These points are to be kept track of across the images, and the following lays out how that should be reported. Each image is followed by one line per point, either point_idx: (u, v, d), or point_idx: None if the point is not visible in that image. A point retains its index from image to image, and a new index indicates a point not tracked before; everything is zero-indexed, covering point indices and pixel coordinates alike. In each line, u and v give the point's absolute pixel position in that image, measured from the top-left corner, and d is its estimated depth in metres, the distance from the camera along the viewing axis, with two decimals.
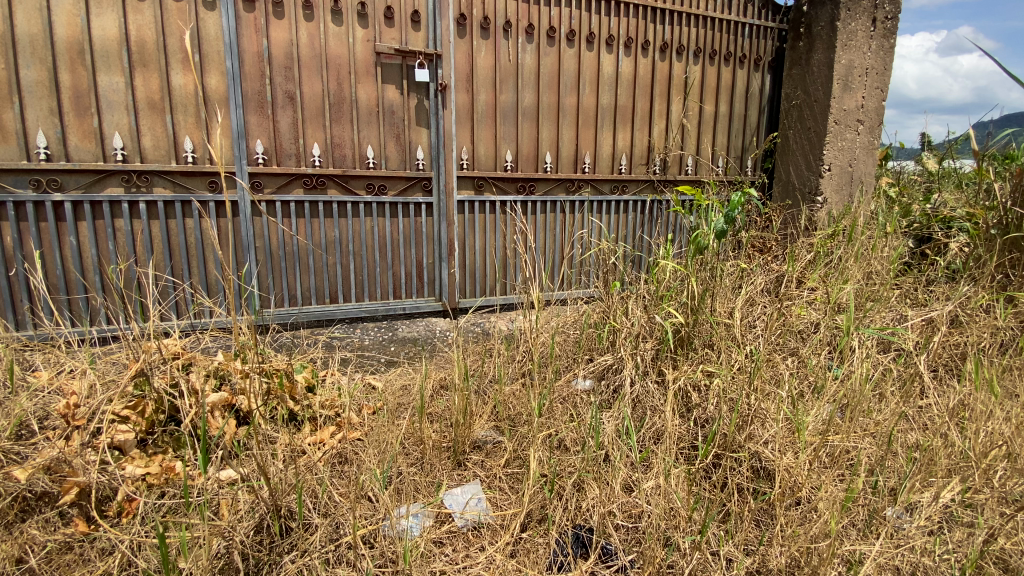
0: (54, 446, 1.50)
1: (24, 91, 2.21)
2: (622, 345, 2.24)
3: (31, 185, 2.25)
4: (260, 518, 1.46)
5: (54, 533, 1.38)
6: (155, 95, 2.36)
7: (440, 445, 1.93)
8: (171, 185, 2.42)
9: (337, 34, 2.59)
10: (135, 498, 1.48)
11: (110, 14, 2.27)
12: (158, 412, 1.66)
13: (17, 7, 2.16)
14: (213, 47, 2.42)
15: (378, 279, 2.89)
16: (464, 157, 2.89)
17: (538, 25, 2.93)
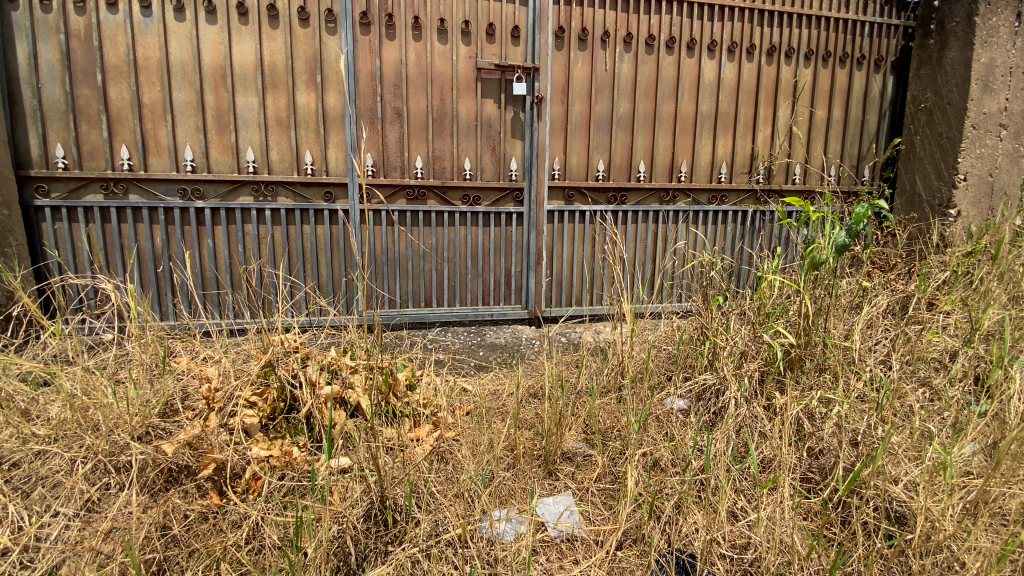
0: (195, 425, 1.67)
1: (176, 110, 2.52)
2: (724, 364, 2.10)
3: (179, 193, 2.56)
4: (370, 507, 1.55)
5: (193, 503, 1.54)
6: (282, 113, 2.62)
7: (533, 453, 1.93)
8: (293, 195, 2.67)
9: (442, 52, 2.72)
10: (261, 477, 1.61)
11: (248, 41, 2.54)
12: (280, 400, 1.79)
13: (173, 36, 2.48)
14: (333, 68, 2.63)
15: (469, 285, 2.97)
16: (556, 167, 2.90)
17: (637, 33, 2.90)
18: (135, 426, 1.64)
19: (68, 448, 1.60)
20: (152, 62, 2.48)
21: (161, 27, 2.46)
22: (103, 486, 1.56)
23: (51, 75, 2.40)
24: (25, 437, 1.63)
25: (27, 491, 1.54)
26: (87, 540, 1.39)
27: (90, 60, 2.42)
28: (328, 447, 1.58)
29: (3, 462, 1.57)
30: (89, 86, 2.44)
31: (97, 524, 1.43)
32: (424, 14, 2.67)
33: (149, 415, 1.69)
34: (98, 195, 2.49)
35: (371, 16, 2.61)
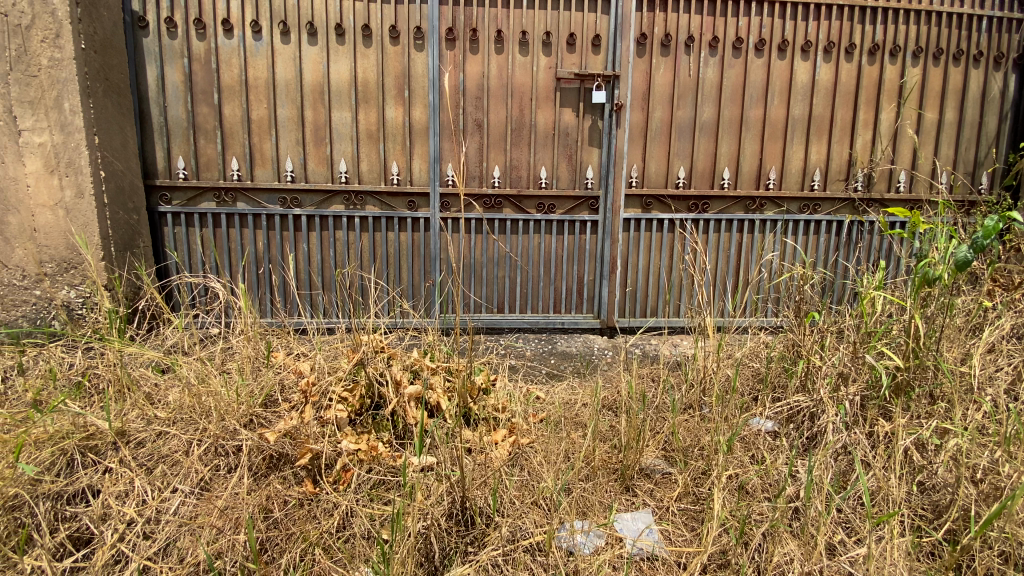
0: (293, 416, 1.78)
1: (279, 125, 2.74)
2: (820, 387, 1.97)
3: (280, 202, 2.78)
4: (451, 506, 1.60)
5: (291, 489, 1.65)
6: (372, 126, 2.77)
7: (610, 466, 1.89)
8: (379, 204, 2.82)
9: (522, 64, 2.77)
10: (349, 469, 1.70)
11: (344, 60, 2.72)
12: (367, 397, 1.89)
13: (280, 58, 2.70)
14: (420, 82, 2.75)
15: (541, 293, 2.97)
16: (634, 175, 2.86)
17: (723, 37, 2.81)
18: (241, 414, 1.78)
19: (185, 431, 1.73)
20: (260, 82, 2.71)
21: (270, 49, 2.69)
22: (214, 467, 1.68)
23: (175, 94, 2.67)
24: (148, 420, 1.77)
25: (150, 468, 1.68)
26: (202, 517, 1.52)
27: (207, 80, 2.68)
28: (421, 447, 1.65)
29: (128, 442, 1.70)
30: (206, 104, 2.69)
31: (211, 502, 1.56)
32: (506, 28, 2.73)
33: (253, 405, 1.82)
34: (211, 203, 2.75)
35: (456, 32, 2.71)
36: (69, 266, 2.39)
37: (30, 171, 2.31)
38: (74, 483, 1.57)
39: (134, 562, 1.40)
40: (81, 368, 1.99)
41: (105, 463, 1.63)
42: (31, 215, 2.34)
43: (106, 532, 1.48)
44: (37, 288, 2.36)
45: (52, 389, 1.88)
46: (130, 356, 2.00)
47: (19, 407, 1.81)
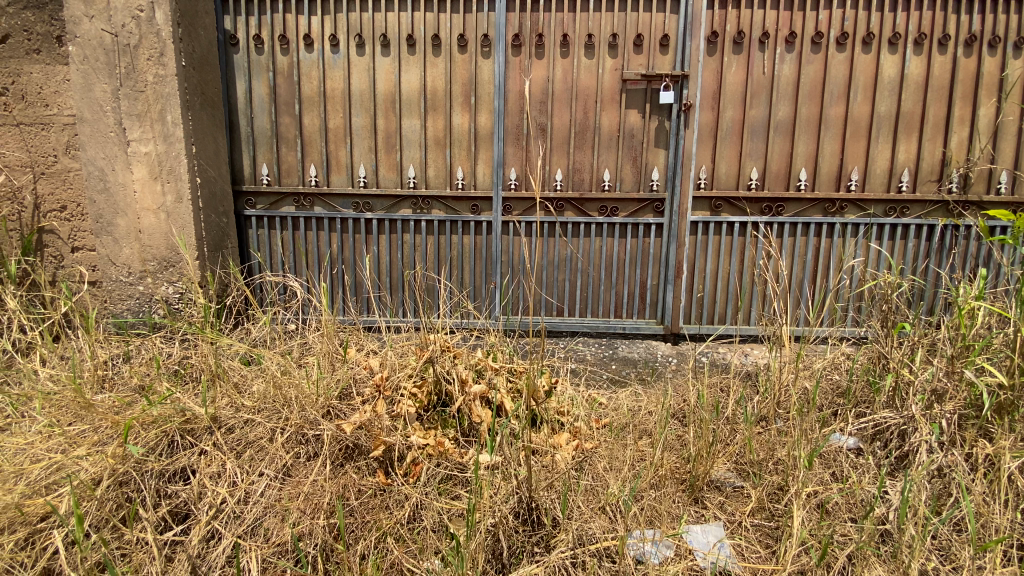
0: (367, 409, 1.86)
1: (353, 133, 2.88)
2: (911, 403, 1.83)
3: (353, 206, 2.92)
4: (517, 506, 1.61)
5: (365, 479, 1.72)
6: (440, 133, 2.85)
7: (677, 476, 1.84)
8: (445, 208, 2.89)
9: (588, 67, 2.75)
10: (419, 462, 1.77)
11: (414, 69, 2.82)
12: (434, 394, 1.94)
13: (355, 69, 2.83)
14: (486, 88, 2.80)
15: (602, 297, 2.92)
16: (702, 176, 2.77)
17: (801, 32, 2.68)
18: (320, 405, 1.87)
19: (269, 419, 1.84)
20: (336, 92, 2.86)
21: (346, 61, 2.83)
22: (295, 455, 1.78)
23: (261, 106, 2.87)
24: (236, 408, 1.88)
25: (238, 453, 1.79)
26: (286, 501, 1.62)
27: (289, 92, 2.86)
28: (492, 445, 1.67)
29: (220, 428, 1.81)
30: (289, 115, 2.87)
31: (294, 488, 1.66)
32: (572, 31, 2.73)
33: (330, 397, 1.90)
34: (292, 208, 2.93)
35: (522, 38, 2.74)
36: (168, 264, 2.61)
37: (137, 178, 2.54)
38: (174, 463, 1.69)
39: (227, 538, 1.51)
40: (178, 357, 2.17)
41: (200, 445, 1.74)
42: (137, 218, 2.57)
43: (201, 511, 1.59)
44: (139, 283, 2.62)
45: (154, 375, 2.06)
46: (220, 347, 2.14)
47: (126, 391, 1.99)
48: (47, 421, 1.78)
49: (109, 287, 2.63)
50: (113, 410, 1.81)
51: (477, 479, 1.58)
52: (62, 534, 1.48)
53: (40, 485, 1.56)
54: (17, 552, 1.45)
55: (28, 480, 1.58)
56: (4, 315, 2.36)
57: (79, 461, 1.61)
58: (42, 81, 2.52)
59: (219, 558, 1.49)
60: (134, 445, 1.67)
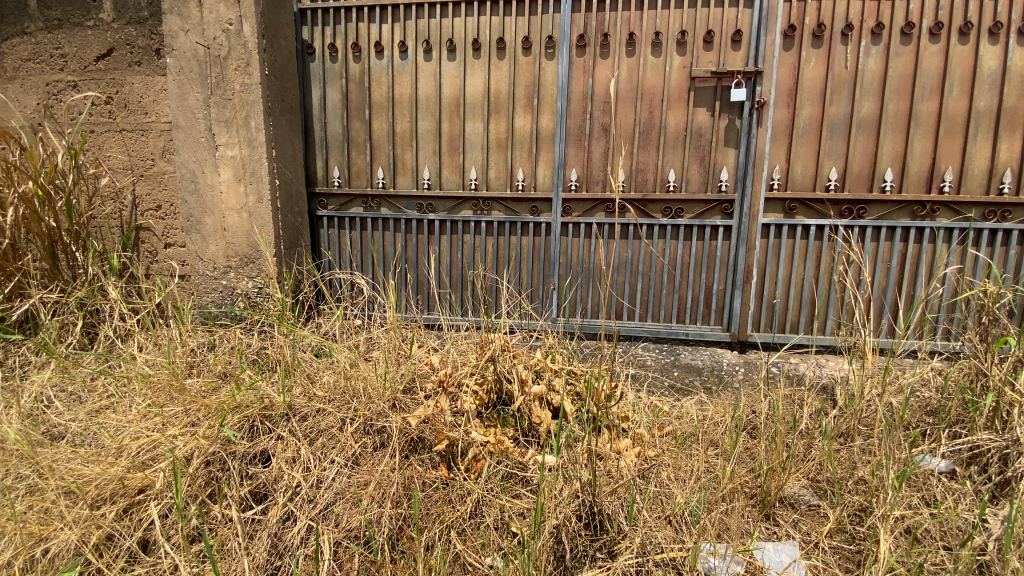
0: (430, 404, 1.91)
1: (419, 137, 2.95)
2: (1017, 426, 1.67)
3: (417, 207, 3.00)
4: (581, 509, 1.60)
5: (429, 472, 1.77)
6: (502, 135, 2.87)
7: (746, 489, 1.76)
8: (505, 209, 2.91)
9: (655, 65, 2.68)
10: (480, 459, 1.79)
11: (479, 73, 2.85)
12: (495, 393, 1.95)
13: (421, 74, 2.90)
14: (549, 90, 2.79)
15: (664, 301, 2.84)
16: (775, 177, 2.64)
17: (889, 23, 2.50)
18: (386, 398, 1.94)
19: (339, 409, 1.92)
20: (404, 97, 2.94)
21: (414, 67, 2.90)
22: (363, 445, 1.85)
23: (334, 112, 3.01)
24: (309, 397, 1.98)
25: (311, 440, 1.87)
26: (356, 489, 1.68)
27: (361, 98, 2.97)
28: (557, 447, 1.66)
29: (295, 415, 1.90)
30: (359, 120, 2.99)
31: (363, 476, 1.73)
32: (639, 30, 2.66)
33: (396, 391, 1.97)
34: (360, 209, 3.05)
35: (587, 38, 2.70)
36: (249, 260, 2.79)
37: (223, 180, 2.73)
38: (256, 446, 1.79)
39: (302, 520, 1.59)
40: (257, 347, 2.31)
41: (278, 431, 1.84)
42: (222, 218, 2.76)
43: (278, 493, 1.67)
44: (224, 278, 2.82)
45: (236, 364, 2.21)
46: (294, 339, 2.26)
47: (211, 377, 2.14)
48: (144, 401, 1.94)
49: (197, 281, 2.85)
50: (201, 394, 1.95)
51: (540, 478, 1.58)
52: (157, 506, 1.60)
53: (139, 460, 1.69)
54: (119, 520, 1.57)
55: (128, 454, 1.72)
56: (109, 303, 2.56)
57: (171, 440, 1.74)
58: (142, 91, 2.77)
59: (294, 539, 1.57)
60: (225, 426, 1.79)
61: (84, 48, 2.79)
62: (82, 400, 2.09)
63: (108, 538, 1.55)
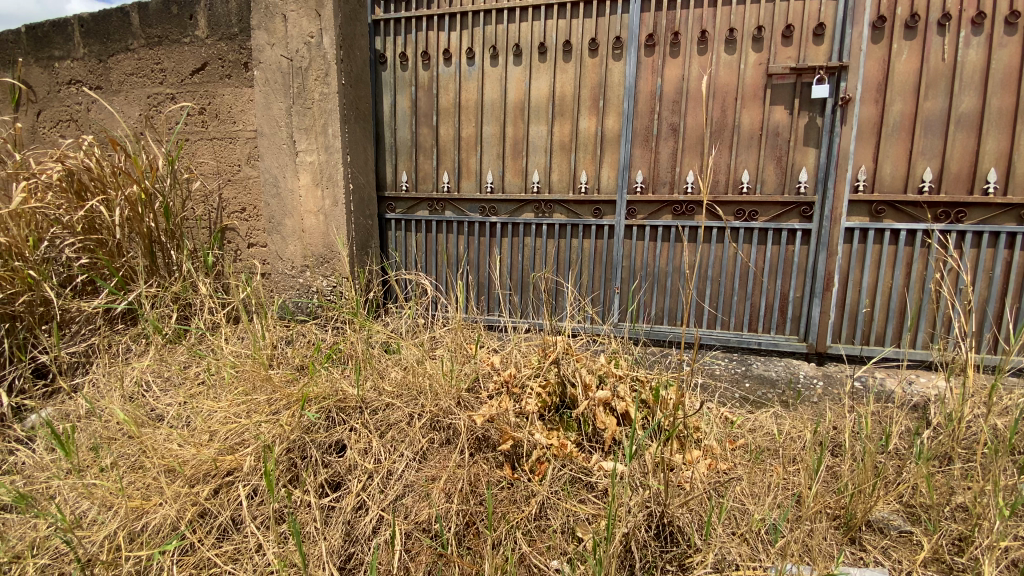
0: (494, 404, 1.91)
1: (484, 141, 2.99)
2: None
3: (480, 210, 3.04)
4: (649, 518, 1.56)
5: (494, 471, 1.78)
6: (566, 138, 2.85)
7: (827, 510, 1.65)
8: (567, 212, 2.90)
9: (728, 63, 2.57)
10: (544, 461, 1.78)
11: (544, 76, 2.84)
12: (559, 396, 1.94)
13: (487, 79, 2.93)
14: (616, 91, 2.74)
15: (734, 308, 2.71)
16: (861, 178, 2.46)
17: (993, 11, 2.29)
18: (451, 394, 1.97)
19: (407, 405, 1.98)
20: (470, 102, 2.99)
21: (480, 72, 2.93)
22: (429, 440, 1.89)
23: (403, 119, 3.11)
24: (379, 391, 2.05)
25: (380, 433, 1.93)
26: (424, 483, 1.73)
27: (428, 104, 3.05)
28: (629, 454, 1.63)
29: (367, 408, 1.98)
30: (427, 126, 3.07)
31: (430, 472, 1.76)
32: (712, 27, 2.57)
33: (461, 389, 2.00)
34: (426, 212, 3.13)
35: (656, 37, 2.64)
36: (324, 260, 2.94)
37: (302, 184, 2.89)
38: (332, 436, 1.87)
39: (373, 510, 1.64)
40: (331, 342, 2.43)
41: (351, 422, 1.91)
42: (301, 220, 2.93)
43: (351, 482, 1.74)
44: (301, 276, 2.99)
45: (313, 357, 2.33)
46: (364, 336, 2.35)
47: (289, 368, 2.26)
48: (231, 388, 2.08)
49: (277, 279, 3.04)
50: (282, 384, 2.07)
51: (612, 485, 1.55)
52: (244, 487, 1.70)
53: (229, 443, 1.81)
54: (211, 498, 1.69)
55: (219, 437, 1.85)
56: (199, 298, 2.72)
57: (257, 426, 1.86)
58: (232, 101, 2.98)
59: (366, 527, 1.63)
60: (308, 413, 1.89)
61: (182, 63, 3.05)
62: (177, 385, 2.28)
63: (201, 514, 1.67)
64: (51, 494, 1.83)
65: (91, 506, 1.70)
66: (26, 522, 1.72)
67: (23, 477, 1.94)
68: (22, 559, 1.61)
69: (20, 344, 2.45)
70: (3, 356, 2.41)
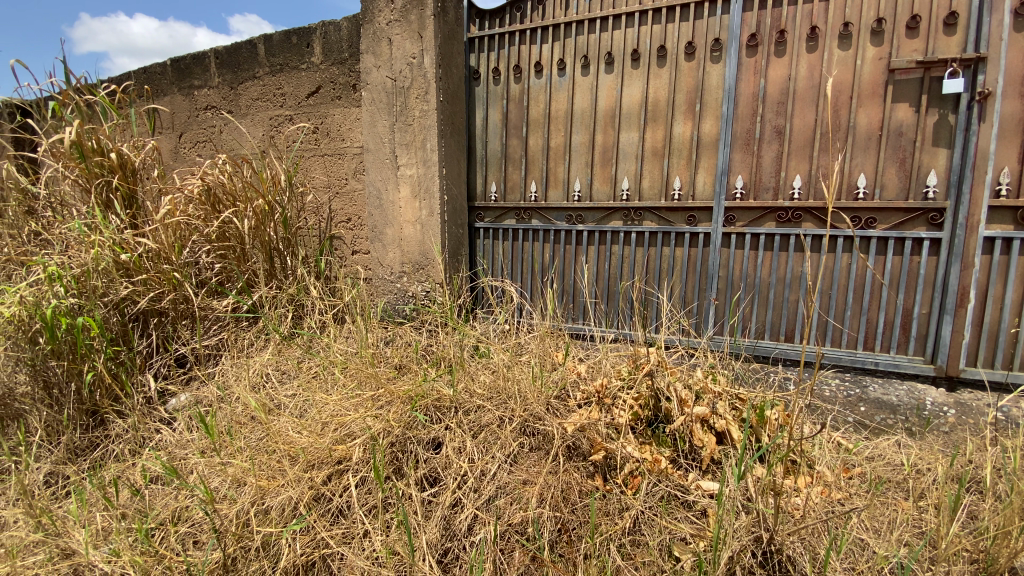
0: (584, 413, 1.92)
1: (573, 150, 3.00)
2: None
3: (567, 218, 3.04)
4: (754, 544, 1.48)
5: (586, 481, 1.78)
6: (659, 144, 2.78)
7: (964, 553, 1.47)
8: (658, 219, 2.81)
9: (842, 60, 2.40)
10: (637, 475, 1.76)
11: (637, 83, 2.80)
12: (651, 410, 1.90)
13: (578, 88, 2.95)
14: (714, 95, 2.64)
15: (846, 324, 2.49)
16: (1004, 181, 2.18)
17: None
18: (541, 401, 2.00)
19: (498, 408, 2.03)
20: (560, 112, 3.01)
21: (571, 82, 2.95)
22: (519, 444, 1.92)
23: (495, 131, 3.20)
24: (471, 393, 2.12)
25: (473, 434, 1.99)
26: (518, 485, 1.76)
27: (519, 116, 3.12)
28: (737, 475, 1.54)
29: (460, 409, 2.05)
30: (517, 137, 3.14)
31: (522, 475, 1.80)
32: (824, 23, 2.41)
33: (550, 395, 2.02)
34: (513, 221, 3.20)
35: (759, 37, 2.52)
36: (420, 267, 3.10)
37: (402, 196, 3.08)
38: (430, 433, 1.96)
39: (468, 509, 1.70)
40: (426, 344, 2.56)
41: (447, 421, 1.99)
42: (400, 229, 3.11)
43: (448, 480, 1.81)
44: (398, 281, 3.18)
45: (410, 358, 2.47)
46: (456, 340, 2.45)
47: (389, 367, 2.41)
48: (339, 383, 2.26)
49: (377, 283, 3.26)
50: (385, 381, 2.21)
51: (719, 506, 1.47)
52: (354, 476, 1.84)
53: (340, 434, 1.96)
54: (324, 483, 1.84)
55: (330, 428, 2.01)
56: (310, 299, 2.97)
57: (364, 420, 1.99)
58: (341, 121, 3.26)
59: (462, 524, 1.69)
60: (415, 411, 2.02)
61: (299, 87, 3.37)
62: (292, 378, 2.51)
63: (316, 498, 1.82)
64: (190, 469, 2.07)
65: (224, 482, 1.91)
66: (170, 492, 1.98)
67: (166, 452, 2.22)
68: (166, 525, 1.87)
69: (166, 335, 2.78)
70: (152, 346, 2.74)
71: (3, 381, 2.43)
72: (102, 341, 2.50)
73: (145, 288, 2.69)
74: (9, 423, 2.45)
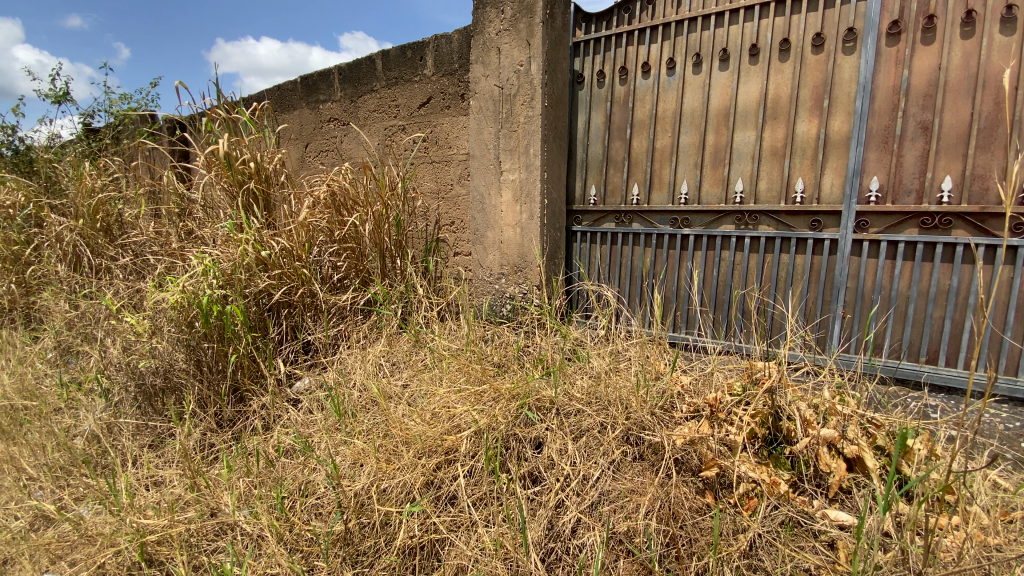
0: (693, 426, 1.85)
1: (680, 151, 2.89)
2: None
3: (671, 222, 2.94)
4: None
5: (696, 496, 1.72)
6: (779, 143, 2.61)
7: None
8: (775, 224, 2.64)
9: (1005, 46, 2.12)
10: (754, 496, 1.66)
11: (755, 80, 2.64)
12: (766, 428, 1.79)
13: (688, 88, 2.84)
14: (846, 89, 2.42)
15: (1006, 347, 2.18)
16: None
17: None
18: (644, 409, 1.96)
19: (599, 413, 2.02)
20: (668, 113, 2.92)
21: (680, 82, 2.86)
22: (622, 452, 1.91)
23: (597, 134, 3.18)
24: (571, 396, 2.12)
25: (574, 437, 2.00)
26: (623, 493, 1.75)
27: (624, 118, 3.07)
28: (880, 507, 1.42)
29: (560, 411, 2.07)
30: (620, 139, 3.09)
31: (627, 484, 1.79)
32: (983, 6, 2.14)
33: (654, 404, 1.98)
34: (613, 224, 3.15)
35: (903, 24, 2.27)
36: (520, 269, 3.17)
37: (504, 201, 3.17)
38: (531, 432, 2.00)
39: (573, 511, 1.72)
40: (525, 344, 2.62)
41: (548, 422, 2.02)
42: (501, 232, 3.21)
43: (552, 479, 1.84)
44: (497, 282, 3.28)
45: (510, 357, 2.54)
46: (555, 342, 2.48)
47: (490, 365, 2.49)
48: (445, 377, 2.38)
49: (478, 284, 3.39)
50: (488, 379, 2.29)
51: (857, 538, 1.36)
52: (463, 467, 1.93)
53: (449, 425, 2.06)
54: (435, 471, 1.95)
55: (438, 420, 2.13)
56: (418, 298, 3.17)
57: (470, 414, 2.08)
58: (450, 129, 3.43)
59: (566, 525, 1.71)
60: (525, 408, 2.08)
61: (412, 98, 3.60)
62: (401, 370, 2.69)
63: (427, 484, 1.94)
64: (316, 447, 2.29)
65: (345, 461, 2.10)
66: (298, 466, 2.20)
67: (295, 430, 2.47)
68: (296, 496, 2.08)
69: (294, 324, 3.09)
70: (283, 334, 3.06)
71: (166, 357, 2.77)
72: (244, 327, 2.83)
73: (280, 282, 3.01)
74: (169, 394, 2.83)
